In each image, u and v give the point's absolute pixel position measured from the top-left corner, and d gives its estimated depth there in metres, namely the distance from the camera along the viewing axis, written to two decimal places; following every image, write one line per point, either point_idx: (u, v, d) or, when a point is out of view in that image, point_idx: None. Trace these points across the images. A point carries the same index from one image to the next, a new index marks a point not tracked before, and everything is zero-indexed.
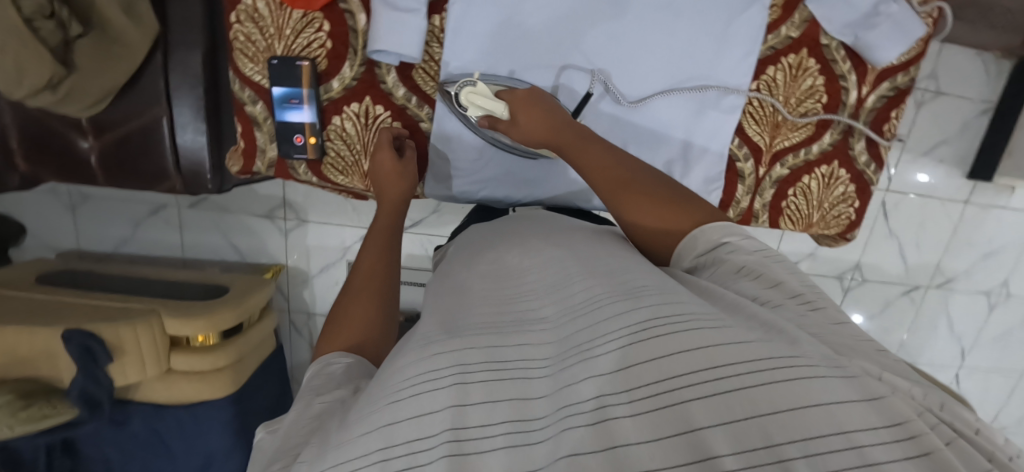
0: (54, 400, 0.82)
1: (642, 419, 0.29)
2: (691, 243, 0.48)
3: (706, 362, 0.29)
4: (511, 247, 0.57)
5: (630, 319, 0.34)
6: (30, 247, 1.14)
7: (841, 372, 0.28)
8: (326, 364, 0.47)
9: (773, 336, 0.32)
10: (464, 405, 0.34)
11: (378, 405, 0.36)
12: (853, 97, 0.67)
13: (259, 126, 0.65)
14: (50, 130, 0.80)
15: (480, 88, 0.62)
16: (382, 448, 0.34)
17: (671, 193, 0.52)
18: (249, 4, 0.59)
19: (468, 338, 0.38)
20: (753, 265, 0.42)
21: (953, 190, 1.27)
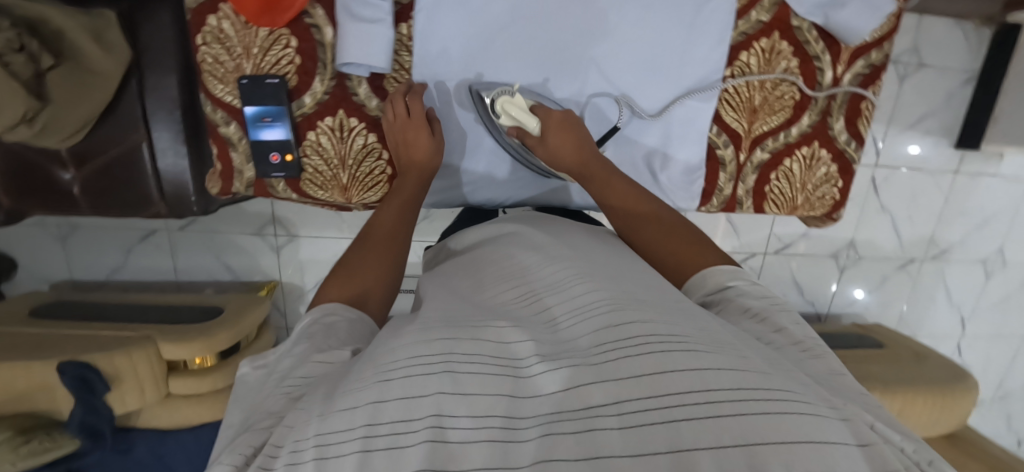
0: (54, 433, 0.82)
1: (631, 435, 0.28)
2: (706, 277, 0.51)
3: (701, 385, 0.30)
4: (501, 258, 0.58)
5: (626, 335, 0.35)
6: (21, 281, 1.13)
7: (836, 416, 0.29)
8: (326, 314, 0.47)
9: (769, 365, 0.33)
10: (451, 393, 0.32)
11: (366, 382, 0.34)
12: (828, 77, 0.67)
13: (235, 146, 0.64)
14: (31, 163, 0.79)
15: (516, 99, 0.64)
16: (366, 424, 0.31)
17: (685, 231, 0.58)
18: (214, 25, 0.58)
19: (462, 330, 0.38)
20: (766, 312, 0.45)
21: (942, 160, 1.28)
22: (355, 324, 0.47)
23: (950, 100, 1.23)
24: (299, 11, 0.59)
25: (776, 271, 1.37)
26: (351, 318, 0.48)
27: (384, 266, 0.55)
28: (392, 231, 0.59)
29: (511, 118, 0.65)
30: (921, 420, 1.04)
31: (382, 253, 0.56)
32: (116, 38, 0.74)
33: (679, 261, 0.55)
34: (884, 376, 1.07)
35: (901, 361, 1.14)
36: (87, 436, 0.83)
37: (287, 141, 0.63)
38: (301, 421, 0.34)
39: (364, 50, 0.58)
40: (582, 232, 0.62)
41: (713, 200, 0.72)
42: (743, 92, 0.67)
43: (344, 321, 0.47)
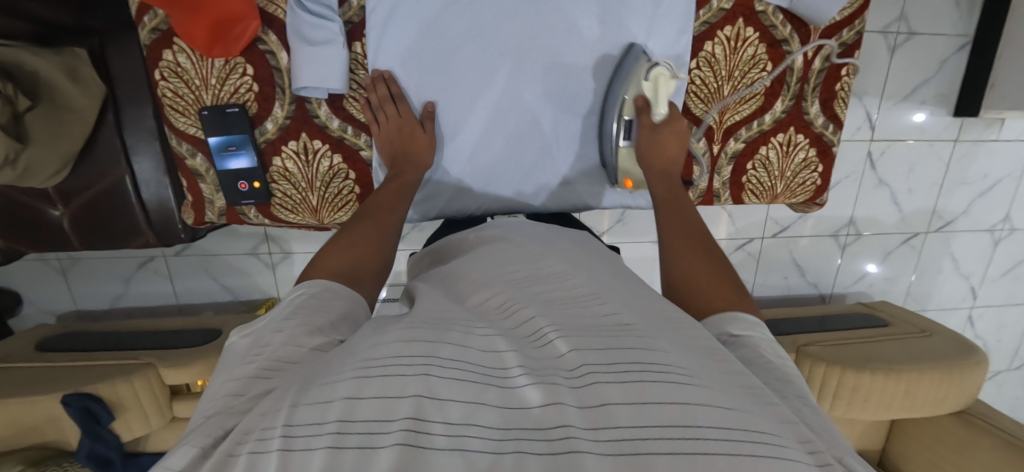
0: (65, 464, 0.86)
1: (608, 461, 0.26)
2: (728, 322, 0.47)
3: (682, 418, 0.29)
4: (481, 270, 0.56)
5: (609, 360, 0.35)
6: (28, 314, 1.16)
7: (816, 463, 0.29)
8: (322, 290, 0.47)
9: (752, 405, 0.33)
10: (429, 398, 0.30)
11: (343, 377, 0.32)
12: (799, 60, 0.69)
13: (202, 178, 0.68)
14: (19, 203, 0.81)
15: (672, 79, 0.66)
16: (339, 421, 0.29)
17: (720, 265, 0.55)
18: (170, 60, 0.61)
19: (444, 336, 0.37)
20: (784, 369, 0.42)
21: (939, 130, 1.24)
22: (349, 305, 0.47)
23: (944, 67, 1.20)
24: (253, 39, 0.62)
25: (775, 254, 1.35)
26: (347, 297, 0.48)
27: (377, 248, 0.55)
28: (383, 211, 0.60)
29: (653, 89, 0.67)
30: (929, 397, 1.02)
31: (375, 235, 0.56)
32: (88, 74, 0.74)
33: (705, 299, 0.51)
34: (889, 355, 1.05)
35: (906, 337, 1.12)
36: (96, 463, 0.87)
37: (253, 168, 0.66)
38: (271, 411, 0.32)
39: (317, 74, 0.61)
40: (572, 249, 0.61)
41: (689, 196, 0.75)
42: (709, 83, 0.70)
43: (340, 301, 0.47)
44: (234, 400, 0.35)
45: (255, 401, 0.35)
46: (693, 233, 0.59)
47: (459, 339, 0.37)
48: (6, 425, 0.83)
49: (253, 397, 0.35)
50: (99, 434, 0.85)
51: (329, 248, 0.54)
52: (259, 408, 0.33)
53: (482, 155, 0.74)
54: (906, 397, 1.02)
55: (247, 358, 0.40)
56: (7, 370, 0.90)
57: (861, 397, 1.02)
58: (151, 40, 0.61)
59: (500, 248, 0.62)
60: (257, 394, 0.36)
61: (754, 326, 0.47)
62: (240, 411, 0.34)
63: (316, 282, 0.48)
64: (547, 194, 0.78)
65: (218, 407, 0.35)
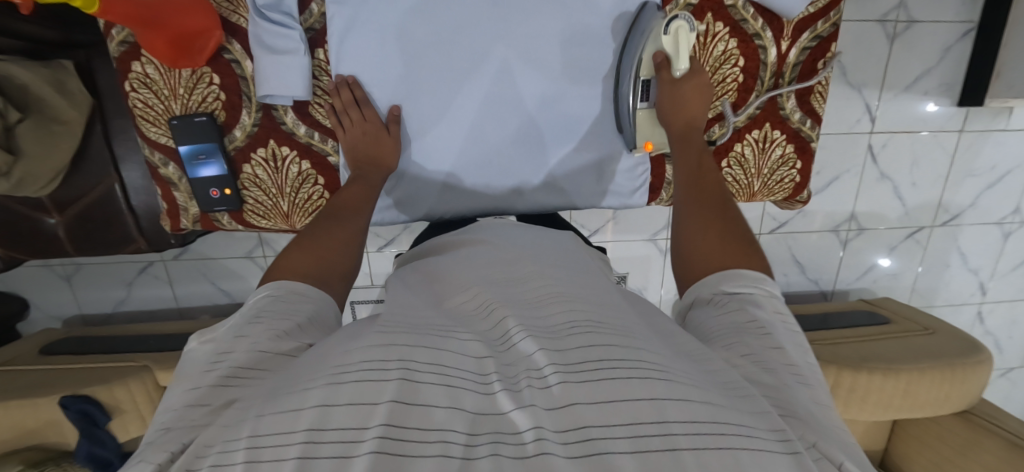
0: (64, 463, 0.90)
1: (585, 461, 0.27)
2: (725, 279, 0.47)
3: (655, 417, 0.30)
4: (465, 266, 0.57)
5: (581, 359, 0.35)
6: (37, 319, 1.20)
7: (783, 449, 0.29)
8: (288, 293, 0.46)
9: (720, 395, 0.33)
10: (406, 404, 0.30)
11: (317, 383, 0.31)
12: (773, 54, 0.68)
13: (176, 186, 0.70)
14: (17, 212, 0.84)
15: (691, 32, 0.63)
16: (310, 429, 0.28)
17: (733, 221, 0.54)
18: (139, 72, 0.63)
19: (419, 339, 0.36)
20: (767, 335, 0.41)
21: (942, 121, 1.20)
22: (317, 306, 0.46)
23: (948, 56, 1.16)
24: (218, 49, 0.64)
25: (774, 251, 1.32)
26: (315, 298, 0.47)
27: (345, 250, 0.55)
28: (352, 213, 0.59)
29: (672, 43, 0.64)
30: (930, 397, 0.99)
31: (344, 238, 0.56)
32: (76, 86, 0.76)
33: (706, 258, 0.51)
34: (890, 354, 1.02)
35: (907, 335, 1.09)
36: (95, 465, 0.89)
37: (224, 176, 0.69)
38: (238, 421, 0.32)
39: (281, 80, 0.63)
40: (550, 251, 0.61)
41: (662, 193, 0.83)
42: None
43: (308, 303, 0.46)
44: (192, 408, 0.36)
45: (216, 414, 0.35)
46: (711, 198, 0.58)
47: (434, 340, 0.37)
48: (8, 428, 0.86)
49: (213, 409, 0.36)
50: (96, 436, 0.88)
51: (294, 245, 0.53)
52: (219, 420, 0.34)
53: (464, 153, 0.74)
54: (907, 396, 0.99)
55: (207, 360, 0.39)
56: (11, 373, 0.93)
57: (860, 397, 1.00)
58: (119, 53, 0.62)
59: (485, 246, 0.63)
60: (216, 405, 0.36)
61: (756, 281, 0.46)
62: (198, 424, 0.35)
63: (286, 284, 0.47)
64: (528, 194, 0.78)
65: (175, 415, 0.36)
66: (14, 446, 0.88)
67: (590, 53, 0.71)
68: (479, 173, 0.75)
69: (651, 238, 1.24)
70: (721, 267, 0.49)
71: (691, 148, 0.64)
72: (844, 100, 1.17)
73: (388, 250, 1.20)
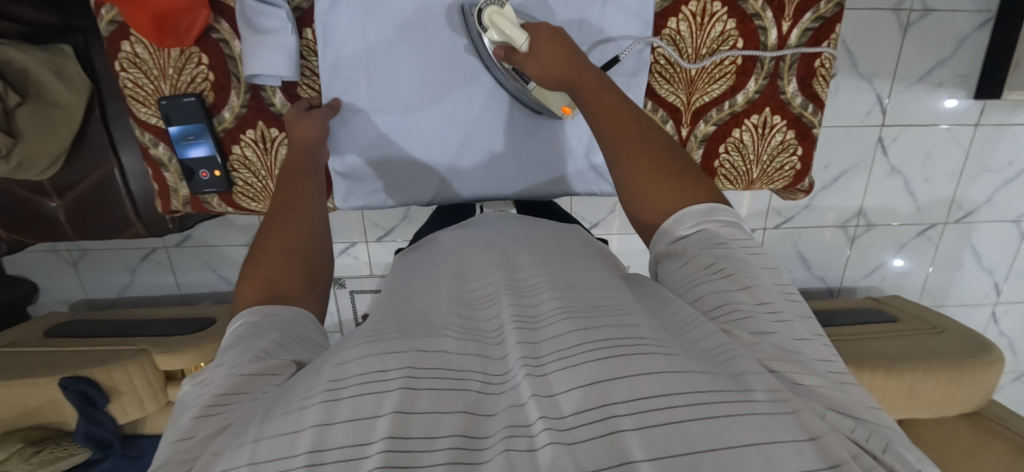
0: (64, 443, 0.92)
1: (593, 444, 0.26)
2: (680, 221, 0.46)
3: (657, 390, 0.29)
4: (468, 250, 0.57)
5: (577, 342, 0.34)
6: (45, 303, 1.23)
7: (780, 408, 0.28)
8: (263, 316, 0.44)
9: (712, 366, 0.33)
10: (407, 413, 0.29)
11: (310, 401, 0.31)
12: (773, 35, 0.66)
13: (166, 167, 0.71)
14: (18, 196, 0.85)
15: (505, 11, 0.60)
16: (310, 451, 0.28)
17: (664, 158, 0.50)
18: (128, 51, 0.63)
19: (414, 342, 0.36)
20: (733, 274, 0.41)
21: (956, 114, 1.16)
22: (291, 326, 0.45)
23: (963, 46, 1.12)
24: (205, 28, 0.63)
25: (779, 246, 1.30)
26: (290, 318, 0.46)
27: (306, 265, 0.52)
28: (303, 225, 0.56)
29: (497, 33, 0.61)
30: (935, 397, 0.97)
31: (303, 237, 0.54)
32: (74, 70, 0.76)
33: (659, 206, 0.49)
34: (895, 352, 0.99)
35: (913, 334, 1.06)
36: (94, 443, 0.92)
37: (212, 157, 0.69)
38: (236, 444, 0.30)
39: (264, 60, 0.61)
40: (546, 239, 0.59)
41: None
42: (674, 65, 0.68)
43: (284, 322, 0.45)
44: (183, 445, 0.33)
45: (206, 443, 0.33)
46: (636, 134, 0.52)
47: (424, 340, 0.36)
48: (9, 406, 0.88)
49: (203, 438, 0.33)
50: (96, 417, 0.90)
51: (243, 278, 0.50)
52: (211, 447, 0.32)
53: (465, 140, 0.74)
54: (911, 396, 0.97)
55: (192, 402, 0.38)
56: (14, 354, 0.95)
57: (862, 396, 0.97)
58: (109, 32, 0.62)
59: (486, 233, 0.61)
60: (211, 432, 0.34)
61: (705, 214, 0.46)
62: (188, 457, 0.32)
63: (251, 310, 0.45)
64: (535, 182, 0.77)
65: (165, 454, 0.33)
66: (18, 424, 0.91)
67: (579, 31, 0.67)
68: (484, 174, 0.76)
69: None
70: (671, 208, 0.48)
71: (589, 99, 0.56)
72: (854, 92, 1.14)
73: (387, 240, 1.20)
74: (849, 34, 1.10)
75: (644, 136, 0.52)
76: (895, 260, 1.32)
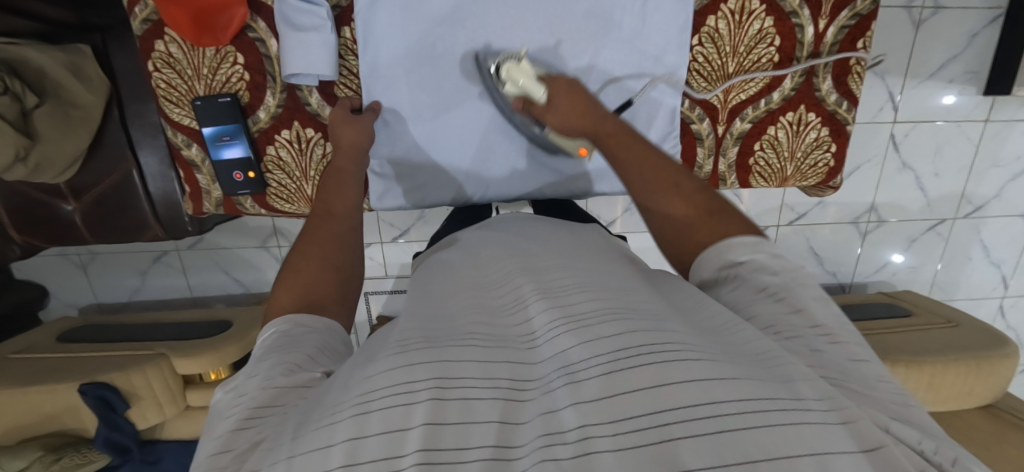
0: (83, 449, 0.91)
1: (640, 452, 0.26)
2: (721, 251, 0.48)
3: (699, 398, 0.29)
4: (505, 248, 0.57)
5: (608, 349, 0.34)
6: (54, 308, 1.20)
7: (836, 420, 0.28)
8: (291, 327, 0.43)
9: (760, 372, 0.32)
10: (438, 424, 0.29)
11: (340, 417, 0.31)
12: (810, 33, 0.66)
13: (199, 168, 0.70)
14: (33, 198, 0.83)
15: (521, 66, 0.63)
16: (343, 465, 0.28)
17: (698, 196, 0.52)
18: (162, 50, 0.62)
19: (441, 351, 0.36)
20: (787, 296, 0.41)
21: (967, 110, 1.18)
22: (323, 337, 0.44)
23: (974, 43, 1.13)
24: (242, 27, 0.62)
25: (791, 242, 1.31)
26: (320, 330, 0.45)
27: (340, 274, 0.52)
28: (342, 232, 0.56)
29: (516, 86, 0.63)
30: (953, 390, 0.98)
31: (331, 244, 0.54)
32: (93, 70, 0.75)
33: (700, 238, 0.50)
34: (912, 346, 1.01)
35: (928, 328, 1.07)
36: (114, 448, 0.91)
37: (247, 158, 0.68)
38: (269, 461, 0.30)
39: (305, 60, 0.61)
40: (572, 240, 0.59)
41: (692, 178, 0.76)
42: (712, 62, 0.68)
43: (313, 333, 0.44)
44: (220, 458, 0.32)
45: (239, 460, 0.32)
46: (666, 179, 0.54)
47: (457, 349, 0.36)
48: (24, 412, 0.87)
49: (239, 454, 0.32)
50: (116, 422, 0.88)
51: (278, 285, 0.49)
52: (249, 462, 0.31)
53: (489, 145, 0.73)
54: (930, 389, 0.98)
55: (227, 410, 0.37)
56: (27, 360, 0.93)
57: None
58: (143, 31, 0.61)
59: (507, 235, 0.61)
60: (243, 448, 0.33)
61: (751, 243, 0.47)
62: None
63: (281, 319, 0.44)
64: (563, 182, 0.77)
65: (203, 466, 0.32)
66: (36, 430, 0.89)
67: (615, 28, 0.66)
68: (507, 175, 0.75)
69: None
70: (710, 240, 0.50)
71: (613, 147, 0.57)
72: (866, 88, 1.15)
73: (404, 241, 1.19)
74: None
75: (673, 180, 0.54)
76: (893, 254, 1.34)
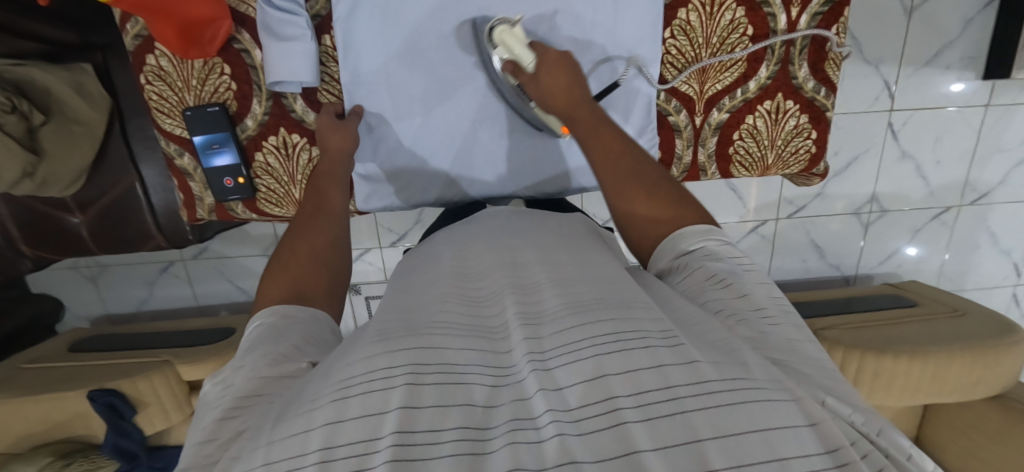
0: (92, 455, 0.93)
1: (603, 434, 0.26)
2: (677, 241, 0.49)
3: (660, 383, 0.29)
4: (483, 242, 0.58)
5: (583, 338, 0.34)
6: (68, 320, 1.24)
7: (788, 396, 0.29)
8: (284, 314, 0.45)
9: (719, 355, 0.33)
10: (415, 408, 0.29)
11: (318, 402, 0.31)
12: (783, 21, 0.67)
13: (191, 176, 0.73)
14: (42, 213, 0.87)
15: (515, 31, 0.62)
16: (321, 448, 0.28)
17: (660, 182, 0.53)
18: (153, 64, 0.65)
19: (418, 339, 0.36)
20: (733, 282, 0.43)
21: (966, 97, 1.16)
22: (312, 329, 0.45)
23: (970, 28, 1.11)
24: (228, 39, 0.65)
25: (792, 236, 1.30)
26: (307, 320, 0.46)
27: (329, 269, 0.53)
28: (328, 225, 0.57)
29: (506, 52, 0.63)
30: (961, 380, 0.96)
31: (319, 241, 0.55)
32: (95, 87, 0.78)
33: (658, 229, 0.52)
34: (916, 336, 0.99)
35: (933, 318, 1.05)
36: (122, 455, 0.93)
37: (236, 165, 0.70)
38: (250, 447, 0.31)
39: (287, 68, 0.63)
40: (563, 233, 0.60)
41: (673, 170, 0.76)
42: (685, 54, 0.69)
43: (301, 325, 0.45)
44: (205, 448, 0.34)
45: (225, 448, 0.34)
46: (633, 164, 0.54)
47: (429, 339, 0.37)
48: (36, 420, 0.90)
49: (223, 443, 0.34)
50: (123, 428, 0.91)
51: (265, 279, 0.50)
52: (229, 453, 0.32)
53: (470, 145, 0.75)
54: (936, 380, 0.96)
55: (214, 401, 0.39)
56: (40, 370, 0.96)
57: (885, 382, 0.97)
58: (135, 47, 0.64)
59: (485, 229, 0.62)
60: (229, 437, 0.34)
61: (704, 234, 0.49)
62: (209, 462, 0.33)
63: (267, 311, 0.46)
64: (547, 179, 0.78)
65: (189, 459, 0.34)
66: (49, 436, 0.93)
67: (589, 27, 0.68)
68: (490, 174, 0.76)
69: None
70: (671, 227, 0.51)
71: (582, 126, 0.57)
72: (861, 78, 1.14)
73: (401, 245, 1.21)
74: (856, 19, 1.09)
75: (637, 168, 0.54)
76: (909, 249, 1.32)
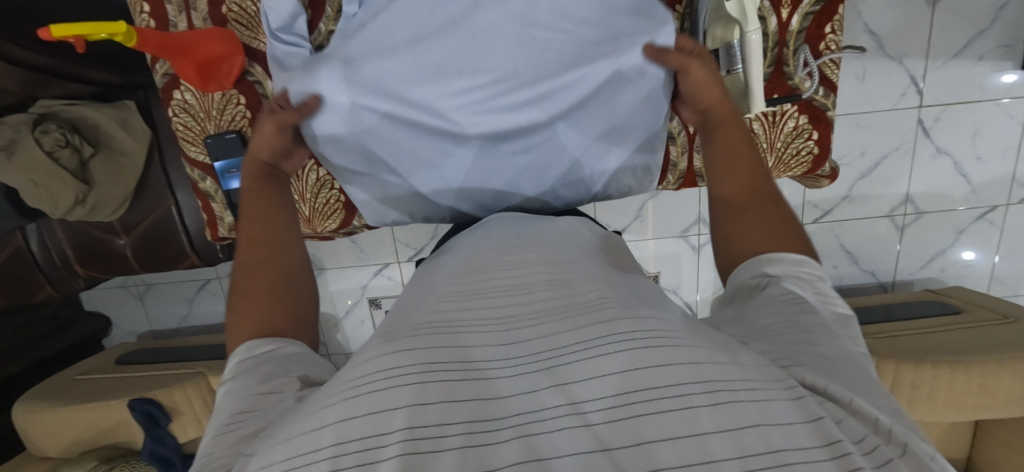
0: (133, 461, 1.00)
1: (613, 426, 0.26)
2: (764, 263, 0.46)
3: (664, 380, 0.28)
4: (472, 244, 0.58)
5: (590, 336, 0.32)
6: (117, 335, 1.35)
7: (787, 395, 0.28)
8: (256, 351, 0.45)
9: (721, 354, 0.31)
10: (422, 404, 0.28)
11: (333, 400, 0.30)
12: (774, 23, 0.68)
13: (213, 198, 0.79)
14: (93, 236, 0.96)
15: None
16: (335, 443, 0.26)
17: (777, 212, 0.51)
18: (180, 98, 0.73)
19: (427, 340, 0.34)
20: (809, 305, 0.40)
21: (1007, 87, 1.08)
22: (288, 354, 0.46)
23: (1003, 15, 1.04)
24: (242, 72, 0.72)
25: (818, 241, 1.25)
26: (286, 347, 0.47)
27: (295, 298, 0.53)
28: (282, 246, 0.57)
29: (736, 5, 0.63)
30: (1016, 394, 0.88)
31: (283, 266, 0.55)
32: (137, 122, 0.86)
33: (751, 243, 0.49)
34: (958, 346, 0.92)
35: (980, 326, 0.98)
36: (160, 462, 0.98)
37: None
38: (269, 444, 0.29)
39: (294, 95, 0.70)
40: (564, 234, 0.59)
41: (669, 176, 0.87)
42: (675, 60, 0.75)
43: (280, 354, 0.45)
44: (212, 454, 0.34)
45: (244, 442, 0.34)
46: (758, 196, 0.53)
47: (438, 338, 0.35)
48: (87, 426, 0.98)
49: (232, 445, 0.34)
50: (160, 435, 0.97)
51: (233, 317, 0.50)
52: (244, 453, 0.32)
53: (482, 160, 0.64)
54: (983, 392, 0.88)
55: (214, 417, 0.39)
56: (89, 381, 1.04)
57: (924, 395, 0.90)
58: (163, 83, 0.72)
59: (474, 235, 0.62)
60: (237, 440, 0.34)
61: (793, 264, 0.45)
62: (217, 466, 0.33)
63: (248, 346, 0.45)
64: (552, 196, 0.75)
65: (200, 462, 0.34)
66: (96, 442, 1.02)
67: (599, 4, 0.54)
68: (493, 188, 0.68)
69: (681, 235, 1.21)
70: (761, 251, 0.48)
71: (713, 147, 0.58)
72: (884, 74, 1.09)
73: (418, 260, 1.25)
74: (873, 16, 1.05)
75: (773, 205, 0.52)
76: (963, 252, 1.23)
